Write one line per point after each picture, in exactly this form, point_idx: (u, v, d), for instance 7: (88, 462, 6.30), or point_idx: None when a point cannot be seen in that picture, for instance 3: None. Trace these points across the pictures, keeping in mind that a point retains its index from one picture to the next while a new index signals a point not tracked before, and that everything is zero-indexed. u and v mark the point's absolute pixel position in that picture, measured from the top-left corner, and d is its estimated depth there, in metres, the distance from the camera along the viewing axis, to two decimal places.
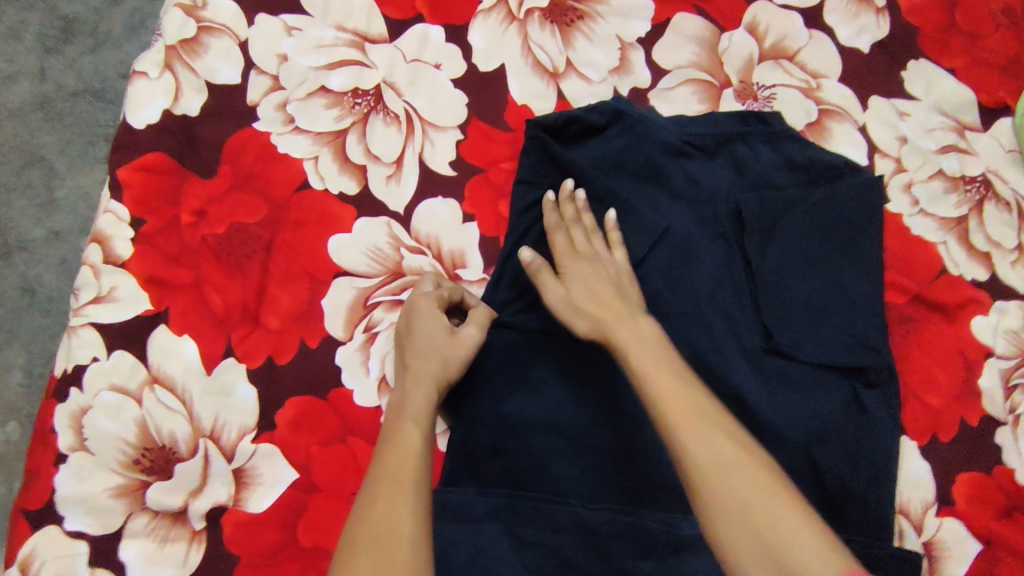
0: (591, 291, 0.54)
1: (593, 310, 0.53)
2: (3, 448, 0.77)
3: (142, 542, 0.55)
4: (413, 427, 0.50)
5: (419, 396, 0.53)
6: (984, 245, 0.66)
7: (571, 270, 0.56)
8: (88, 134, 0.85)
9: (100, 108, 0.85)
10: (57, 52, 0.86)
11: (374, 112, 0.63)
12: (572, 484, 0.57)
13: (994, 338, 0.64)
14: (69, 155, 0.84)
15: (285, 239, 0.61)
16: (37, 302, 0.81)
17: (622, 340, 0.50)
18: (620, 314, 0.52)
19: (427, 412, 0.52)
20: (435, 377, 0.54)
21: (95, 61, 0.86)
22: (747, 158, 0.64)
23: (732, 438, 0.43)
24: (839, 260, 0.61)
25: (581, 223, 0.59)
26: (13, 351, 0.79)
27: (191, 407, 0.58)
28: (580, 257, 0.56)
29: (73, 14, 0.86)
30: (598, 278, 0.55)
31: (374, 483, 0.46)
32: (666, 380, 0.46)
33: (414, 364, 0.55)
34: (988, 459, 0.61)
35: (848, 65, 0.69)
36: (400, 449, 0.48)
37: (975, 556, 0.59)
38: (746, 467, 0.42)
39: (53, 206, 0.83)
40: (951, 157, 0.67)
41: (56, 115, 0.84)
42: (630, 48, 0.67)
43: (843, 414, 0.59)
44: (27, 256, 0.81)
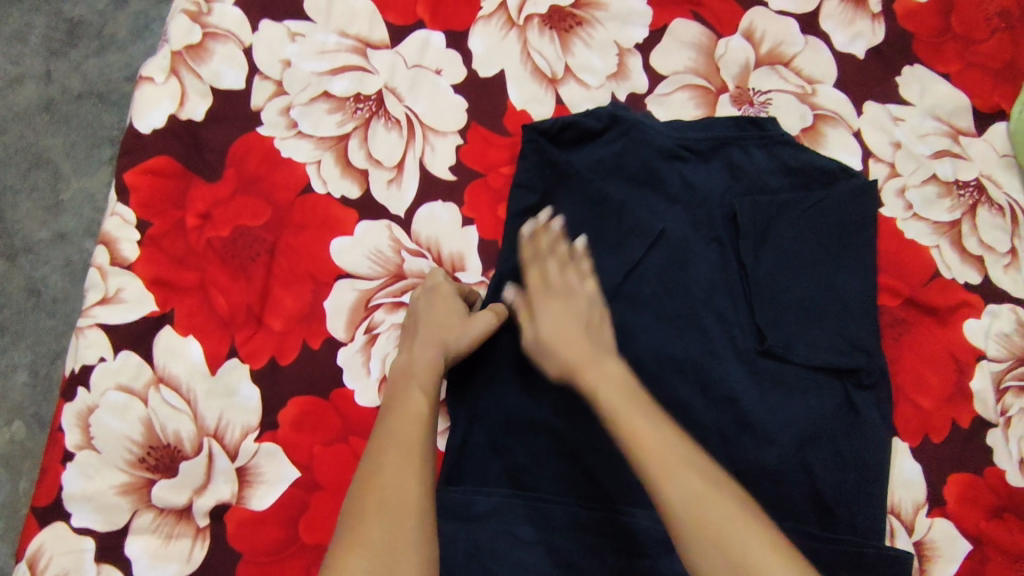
0: (558, 332, 0.54)
1: (563, 354, 0.53)
2: (9, 446, 0.78)
3: (147, 539, 0.57)
4: (421, 394, 0.52)
5: (427, 363, 0.54)
6: (977, 249, 0.66)
7: (544, 305, 0.56)
8: (93, 136, 0.86)
9: (105, 110, 0.86)
10: (63, 54, 0.87)
11: (376, 117, 0.64)
12: (569, 485, 0.58)
13: (986, 341, 0.64)
14: (75, 157, 0.85)
15: (288, 242, 0.62)
16: (42, 304, 0.82)
17: (589, 383, 0.50)
18: (589, 355, 0.52)
19: (433, 380, 0.53)
20: (445, 349, 0.55)
21: (100, 64, 0.87)
22: (741, 162, 0.65)
23: (702, 472, 0.44)
24: (832, 264, 0.63)
25: (556, 254, 0.59)
26: (19, 352, 0.81)
27: (196, 407, 0.59)
28: (552, 295, 0.56)
29: (79, 18, 0.88)
30: (569, 317, 0.55)
31: (381, 447, 0.48)
32: (637, 426, 0.46)
33: (425, 331, 0.56)
34: (979, 460, 0.62)
35: (843, 71, 0.70)
36: (407, 415, 0.50)
37: (965, 555, 0.60)
38: (721, 500, 0.42)
39: (58, 207, 0.84)
40: (945, 162, 0.68)
41: (61, 118, 0.86)
42: (628, 53, 0.68)
43: (834, 415, 0.60)
44: (33, 258, 0.83)
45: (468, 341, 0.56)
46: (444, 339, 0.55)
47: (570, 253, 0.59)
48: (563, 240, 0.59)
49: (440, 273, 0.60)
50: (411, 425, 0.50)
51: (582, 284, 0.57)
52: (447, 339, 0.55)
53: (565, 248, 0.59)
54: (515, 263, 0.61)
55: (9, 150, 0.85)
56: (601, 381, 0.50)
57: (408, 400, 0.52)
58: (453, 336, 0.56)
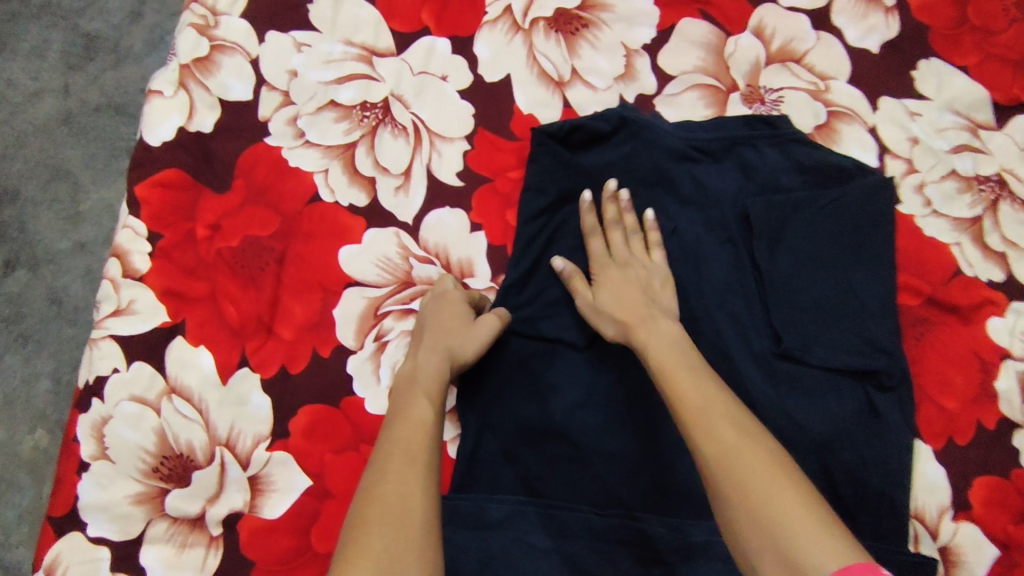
0: (615, 302, 0.56)
1: (618, 313, 0.55)
2: (33, 453, 0.80)
3: (161, 547, 0.57)
4: (425, 402, 0.51)
5: (432, 369, 0.54)
6: (999, 245, 0.64)
7: (604, 278, 0.58)
8: (111, 147, 0.89)
9: (122, 122, 0.89)
10: (80, 68, 0.91)
11: (382, 125, 0.64)
12: (582, 491, 0.58)
13: (1011, 340, 0.62)
14: (94, 168, 0.88)
15: (297, 251, 0.62)
16: (63, 313, 0.84)
17: (642, 338, 0.53)
18: (645, 314, 0.54)
19: (438, 385, 0.53)
20: (450, 353, 0.55)
21: (117, 76, 0.90)
22: (754, 161, 0.63)
23: (736, 426, 0.44)
24: (848, 261, 0.62)
25: (623, 224, 0.60)
26: (41, 361, 0.83)
27: (208, 416, 0.59)
28: (619, 266, 0.58)
29: (95, 33, 0.91)
30: (628, 287, 0.57)
31: (387, 450, 0.48)
32: (683, 386, 0.47)
33: (433, 338, 0.56)
34: (1007, 463, 0.60)
35: (856, 66, 0.68)
36: (411, 422, 0.50)
37: (992, 561, 0.58)
38: (747, 449, 0.43)
39: (78, 218, 0.87)
40: (964, 156, 0.66)
41: (80, 129, 0.89)
42: (635, 55, 0.67)
43: (854, 418, 0.59)
44: (55, 268, 0.85)
45: (476, 350, 0.56)
46: (449, 348, 0.55)
47: (637, 226, 0.61)
48: (631, 212, 0.61)
49: (450, 283, 0.60)
50: (415, 431, 0.49)
51: (645, 255, 0.59)
52: (450, 348, 0.55)
53: (632, 220, 0.60)
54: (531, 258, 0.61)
55: (31, 163, 0.88)
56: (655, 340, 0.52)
57: (412, 407, 0.51)
58: (459, 341, 0.55)
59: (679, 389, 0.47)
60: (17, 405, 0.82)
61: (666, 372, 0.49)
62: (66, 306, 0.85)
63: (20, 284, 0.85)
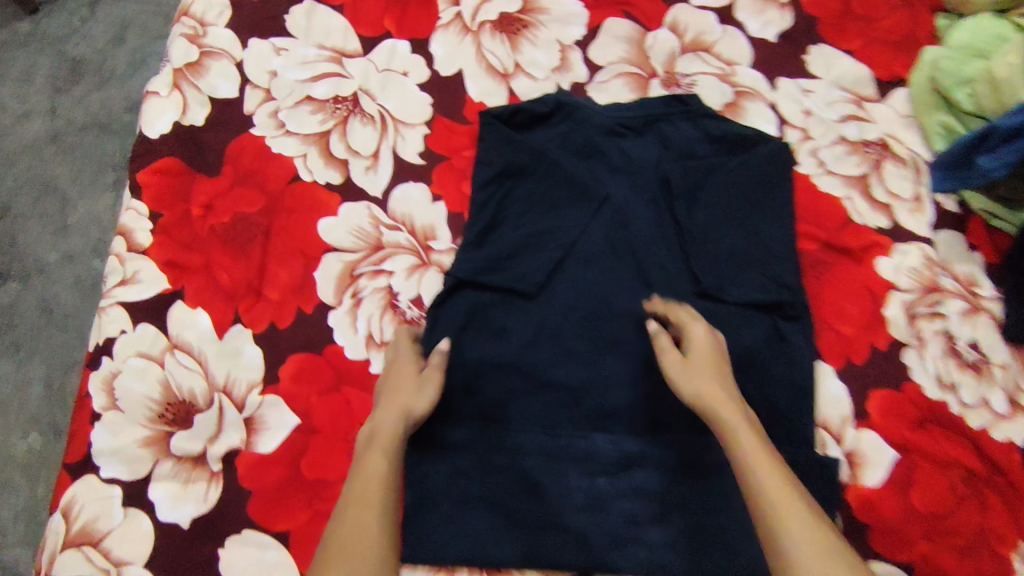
0: (707, 382, 0.59)
1: (701, 383, 0.59)
2: (27, 455, 0.87)
3: (168, 483, 0.65)
4: (381, 453, 0.56)
5: (391, 425, 0.58)
6: (884, 197, 0.75)
7: (698, 353, 0.61)
8: (97, 164, 0.99)
9: (106, 138, 1.00)
10: (66, 91, 1.02)
11: (352, 115, 0.74)
12: (534, 418, 0.67)
13: (897, 275, 0.73)
14: (80, 183, 0.98)
15: (281, 225, 0.71)
16: (54, 320, 0.93)
17: (726, 418, 0.56)
18: (730, 398, 0.58)
19: (396, 440, 0.57)
20: (404, 407, 0.59)
21: (101, 97, 1.02)
22: (671, 133, 0.74)
23: (824, 534, 0.49)
24: (754, 215, 0.72)
25: (687, 310, 0.65)
26: (34, 366, 0.91)
27: (207, 367, 0.67)
28: (706, 347, 0.62)
29: (80, 56, 1.03)
30: (705, 361, 0.60)
31: (351, 505, 0.53)
32: (774, 483, 0.52)
33: (388, 399, 0.61)
34: (897, 379, 0.71)
35: (758, 53, 0.79)
36: (367, 471, 0.55)
37: (891, 462, 0.70)
38: (837, 559, 0.48)
39: (67, 230, 0.96)
40: (851, 125, 0.77)
41: (67, 147, 1.00)
42: (569, 50, 0.78)
43: (765, 344, 0.69)
44: (45, 279, 0.94)
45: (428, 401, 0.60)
46: (404, 404, 0.60)
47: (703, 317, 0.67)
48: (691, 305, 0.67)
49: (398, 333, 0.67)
50: (377, 481, 0.54)
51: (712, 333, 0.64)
52: (406, 405, 0.59)
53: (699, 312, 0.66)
54: (483, 220, 0.71)
55: (20, 179, 0.98)
56: (748, 440, 0.55)
57: (369, 459, 0.56)
58: (411, 395, 0.60)
59: (773, 503, 0.51)
60: (12, 408, 0.89)
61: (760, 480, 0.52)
62: (57, 316, 0.93)
63: (11, 295, 0.93)
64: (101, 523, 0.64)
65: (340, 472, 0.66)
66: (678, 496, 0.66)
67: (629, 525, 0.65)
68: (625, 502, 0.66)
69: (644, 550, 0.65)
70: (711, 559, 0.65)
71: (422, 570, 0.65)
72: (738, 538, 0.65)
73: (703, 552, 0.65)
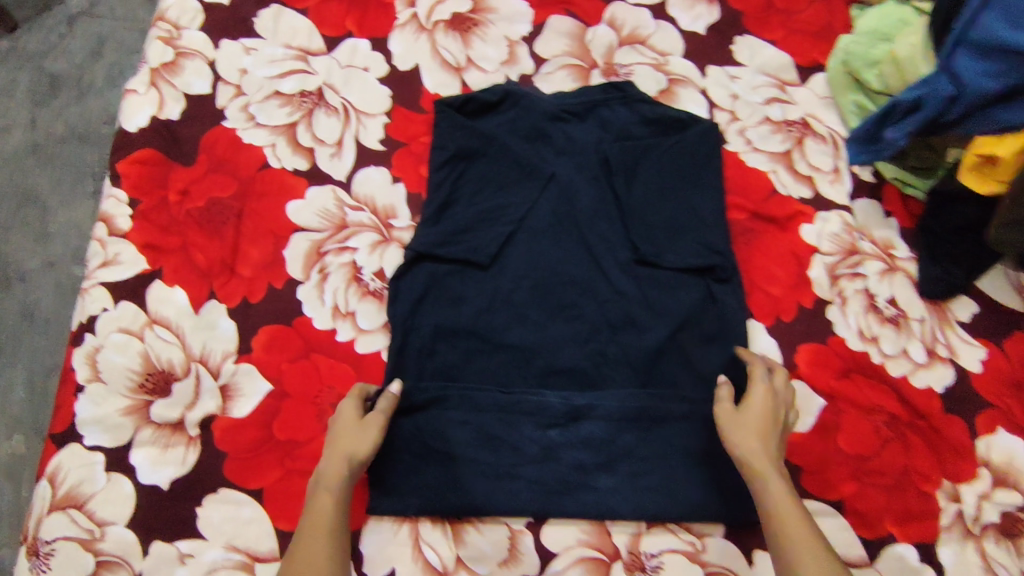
0: (750, 438, 0.65)
1: (743, 439, 0.65)
2: (10, 459, 0.90)
3: (148, 448, 0.70)
4: (326, 492, 0.62)
5: (336, 467, 0.64)
6: (806, 170, 0.83)
7: (749, 410, 0.67)
8: (75, 173, 1.04)
9: (86, 148, 1.05)
10: (45, 104, 1.07)
11: (317, 107, 0.81)
12: (490, 377, 0.73)
13: (819, 240, 0.81)
14: (60, 191, 1.03)
15: (252, 208, 0.77)
16: (35, 324, 0.97)
17: (761, 473, 0.63)
18: (767, 455, 0.64)
19: (341, 481, 0.63)
20: (346, 454, 0.64)
21: (80, 109, 1.07)
22: (610, 118, 0.81)
23: None
24: (688, 190, 0.79)
25: (760, 368, 0.71)
26: (16, 370, 0.94)
27: (183, 339, 0.72)
28: (757, 407, 0.67)
29: (59, 72, 1.09)
30: (756, 418, 0.66)
31: (302, 541, 0.60)
32: (798, 541, 0.58)
33: (335, 443, 0.66)
34: (822, 333, 0.78)
35: (689, 44, 0.87)
36: (314, 514, 0.61)
37: (819, 409, 0.76)
38: None
39: (47, 237, 1.01)
40: (774, 106, 0.85)
41: (47, 157, 1.04)
42: (516, 44, 0.85)
43: (699, 305, 0.75)
44: (25, 285, 0.98)
45: (371, 441, 0.66)
46: (347, 445, 0.65)
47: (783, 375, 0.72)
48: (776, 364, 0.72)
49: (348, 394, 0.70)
50: (324, 520, 0.61)
51: (778, 393, 0.69)
52: (349, 447, 0.65)
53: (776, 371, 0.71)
54: (439, 199, 0.77)
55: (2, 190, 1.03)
56: (780, 498, 0.61)
57: (318, 499, 0.62)
58: (353, 442, 0.65)
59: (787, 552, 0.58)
60: None
61: (781, 530, 0.59)
62: (38, 319, 0.98)
63: None
64: (85, 487, 0.69)
65: (310, 433, 0.71)
66: (624, 445, 0.71)
67: (579, 471, 0.71)
68: (574, 451, 0.71)
69: (592, 496, 0.70)
70: (654, 501, 0.70)
71: (388, 519, 0.71)
72: (678, 480, 0.71)
73: (646, 494, 0.70)
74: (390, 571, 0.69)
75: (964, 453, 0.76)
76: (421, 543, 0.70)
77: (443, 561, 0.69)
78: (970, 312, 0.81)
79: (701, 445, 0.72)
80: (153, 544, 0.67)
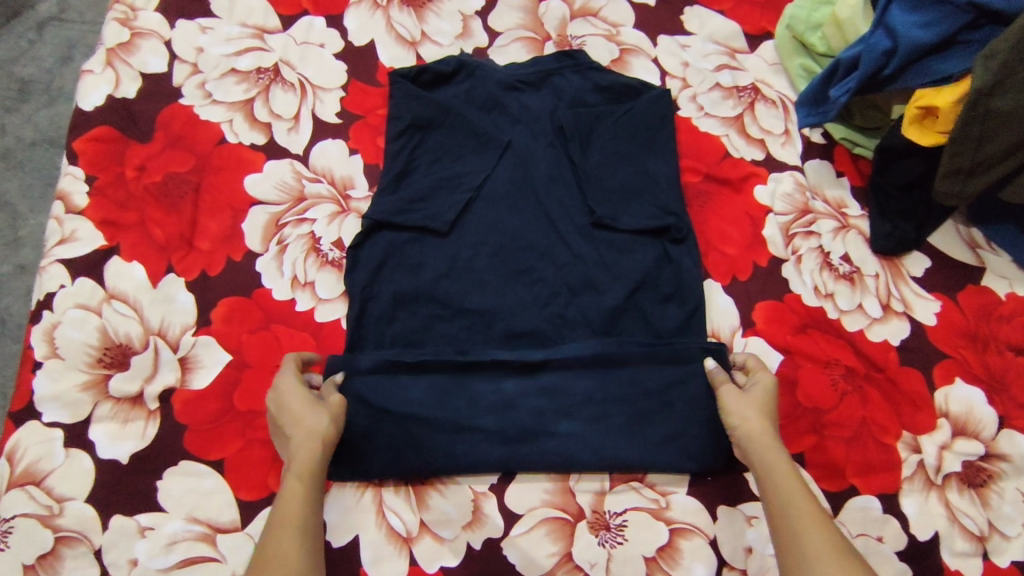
0: (758, 419, 0.66)
1: (752, 422, 0.66)
2: None
3: (107, 423, 0.69)
4: (297, 479, 0.59)
5: (306, 451, 0.61)
6: (758, 133, 0.86)
7: (757, 395, 0.68)
8: (45, 178, 0.96)
9: (56, 152, 0.97)
10: (14, 109, 0.98)
11: (274, 83, 0.81)
12: (449, 341, 0.73)
13: (773, 201, 0.83)
14: (30, 198, 0.95)
15: (211, 182, 0.77)
16: (8, 330, 0.90)
17: (767, 456, 0.63)
18: (771, 438, 0.65)
19: (313, 469, 0.60)
20: (318, 434, 0.62)
21: (50, 114, 0.99)
22: (563, 86, 0.83)
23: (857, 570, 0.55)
24: (643, 153, 0.80)
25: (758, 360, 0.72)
26: None
27: (142, 313, 0.73)
28: (766, 392, 0.68)
29: (28, 77, 1.00)
30: (765, 403, 0.67)
31: (269, 531, 0.56)
32: (814, 522, 0.58)
33: (298, 429, 0.62)
34: (778, 291, 0.80)
35: (639, 17, 0.89)
36: (285, 499, 0.58)
37: (777, 364, 0.77)
38: None
39: (18, 243, 0.93)
40: (725, 73, 0.88)
41: (17, 163, 0.96)
42: (470, 19, 0.87)
43: (656, 264, 0.76)
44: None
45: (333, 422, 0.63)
46: (314, 427, 0.62)
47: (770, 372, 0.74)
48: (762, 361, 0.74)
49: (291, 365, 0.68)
50: (297, 505, 0.58)
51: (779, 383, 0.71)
52: (316, 428, 0.62)
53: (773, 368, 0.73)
54: (395, 169, 0.77)
55: None
56: (788, 482, 0.62)
57: (288, 487, 0.59)
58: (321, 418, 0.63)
59: (809, 541, 0.57)
60: None
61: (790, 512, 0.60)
62: (10, 325, 0.90)
63: None
64: (43, 463, 0.68)
65: None
66: (585, 404, 0.71)
67: (540, 425, 0.70)
68: (535, 411, 0.71)
69: (554, 454, 0.70)
70: (617, 459, 0.70)
71: (350, 486, 0.70)
72: (642, 439, 0.71)
73: (608, 450, 0.70)
74: (354, 537, 0.69)
75: (922, 404, 0.77)
76: (384, 508, 0.70)
77: (407, 526, 0.69)
78: (923, 268, 0.83)
79: (663, 402, 0.71)
80: (112, 518, 0.67)
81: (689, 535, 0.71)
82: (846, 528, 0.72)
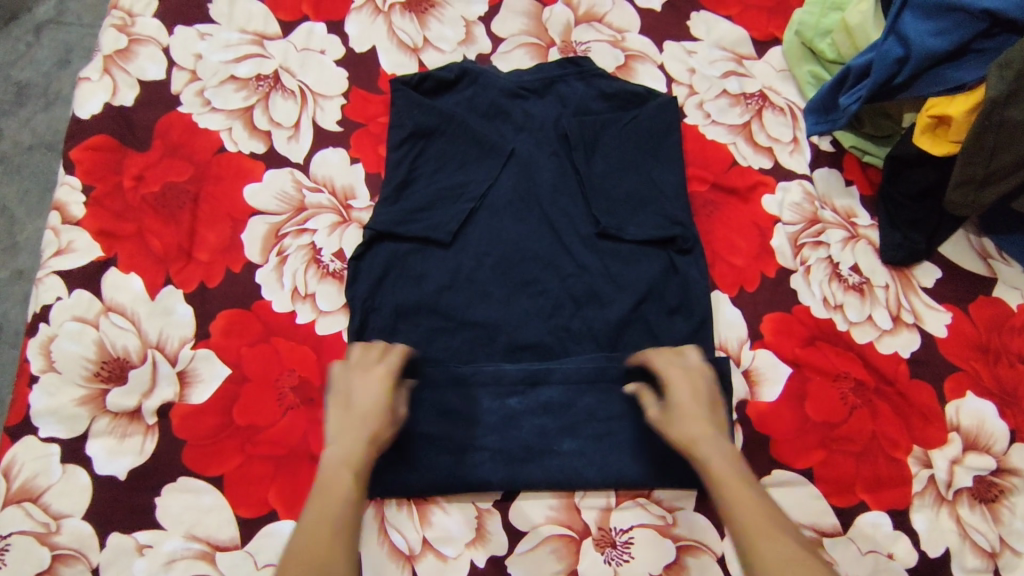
0: (682, 420, 0.60)
1: (677, 426, 0.60)
2: None
3: (105, 439, 0.68)
4: (346, 468, 0.56)
5: (356, 443, 0.57)
6: (766, 141, 0.84)
7: (674, 395, 0.62)
8: (42, 183, 0.95)
9: (54, 157, 0.96)
10: (12, 113, 0.97)
11: (274, 91, 0.80)
12: (451, 354, 0.72)
13: (780, 210, 0.82)
14: (28, 203, 0.93)
15: (209, 191, 0.76)
16: (6, 338, 0.88)
17: (701, 454, 0.58)
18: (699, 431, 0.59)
19: (360, 460, 0.56)
20: (371, 424, 0.59)
21: (48, 118, 0.97)
22: (567, 93, 0.81)
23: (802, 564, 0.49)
24: (649, 161, 0.79)
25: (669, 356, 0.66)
26: None
27: (139, 325, 0.71)
28: (680, 388, 0.62)
29: (26, 81, 0.99)
30: (683, 400, 0.61)
31: (310, 519, 0.52)
32: (754, 517, 0.52)
33: (348, 417, 0.59)
34: (786, 303, 0.78)
35: (645, 22, 0.88)
36: (330, 487, 0.54)
37: (786, 377, 0.76)
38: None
39: (15, 248, 0.92)
40: (732, 80, 0.86)
41: (14, 168, 0.95)
42: (473, 25, 0.85)
43: (662, 276, 0.75)
44: None
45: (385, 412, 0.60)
46: (367, 416, 0.59)
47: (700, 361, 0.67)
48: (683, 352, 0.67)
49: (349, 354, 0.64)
50: (340, 494, 0.54)
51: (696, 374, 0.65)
52: (367, 417, 0.59)
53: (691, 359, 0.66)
54: (397, 178, 0.76)
55: None
56: (726, 477, 0.56)
57: (335, 475, 0.55)
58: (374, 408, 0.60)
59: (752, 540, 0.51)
60: None
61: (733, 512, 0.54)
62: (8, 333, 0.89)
63: None
64: (39, 480, 0.67)
65: (270, 417, 0.70)
66: (590, 419, 0.70)
67: (543, 442, 0.69)
68: (538, 426, 0.70)
69: (558, 471, 0.69)
70: (623, 476, 0.69)
71: None
72: (647, 455, 0.69)
73: (613, 467, 0.69)
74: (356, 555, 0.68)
75: (933, 418, 0.76)
76: (386, 526, 0.69)
77: (410, 543, 0.68)
78: (934, 278, 0.81)
79: None
80: (110, 536, 0.66)
81: (696, 553, 0.70)
82: (856, 544, 0.71)
